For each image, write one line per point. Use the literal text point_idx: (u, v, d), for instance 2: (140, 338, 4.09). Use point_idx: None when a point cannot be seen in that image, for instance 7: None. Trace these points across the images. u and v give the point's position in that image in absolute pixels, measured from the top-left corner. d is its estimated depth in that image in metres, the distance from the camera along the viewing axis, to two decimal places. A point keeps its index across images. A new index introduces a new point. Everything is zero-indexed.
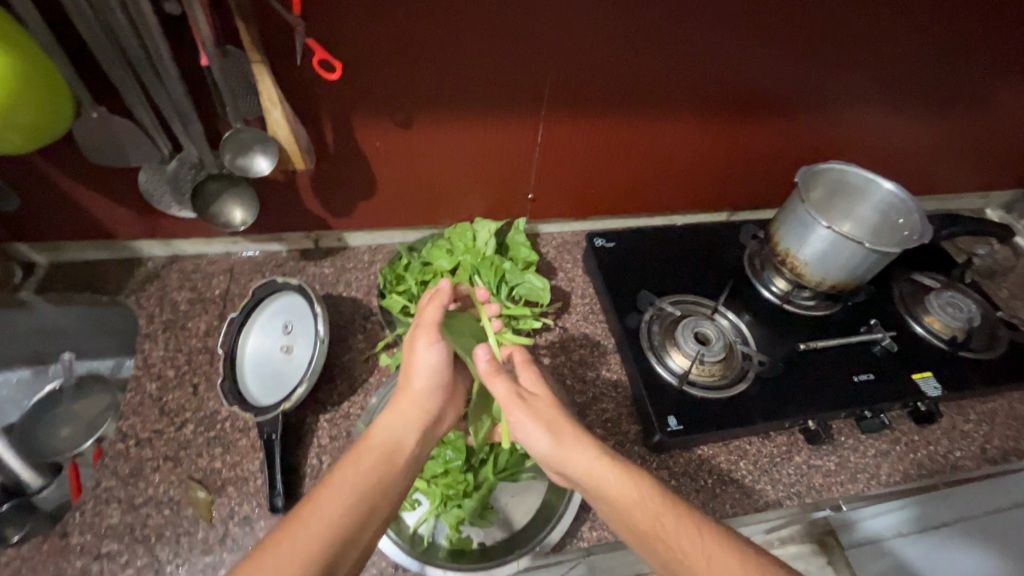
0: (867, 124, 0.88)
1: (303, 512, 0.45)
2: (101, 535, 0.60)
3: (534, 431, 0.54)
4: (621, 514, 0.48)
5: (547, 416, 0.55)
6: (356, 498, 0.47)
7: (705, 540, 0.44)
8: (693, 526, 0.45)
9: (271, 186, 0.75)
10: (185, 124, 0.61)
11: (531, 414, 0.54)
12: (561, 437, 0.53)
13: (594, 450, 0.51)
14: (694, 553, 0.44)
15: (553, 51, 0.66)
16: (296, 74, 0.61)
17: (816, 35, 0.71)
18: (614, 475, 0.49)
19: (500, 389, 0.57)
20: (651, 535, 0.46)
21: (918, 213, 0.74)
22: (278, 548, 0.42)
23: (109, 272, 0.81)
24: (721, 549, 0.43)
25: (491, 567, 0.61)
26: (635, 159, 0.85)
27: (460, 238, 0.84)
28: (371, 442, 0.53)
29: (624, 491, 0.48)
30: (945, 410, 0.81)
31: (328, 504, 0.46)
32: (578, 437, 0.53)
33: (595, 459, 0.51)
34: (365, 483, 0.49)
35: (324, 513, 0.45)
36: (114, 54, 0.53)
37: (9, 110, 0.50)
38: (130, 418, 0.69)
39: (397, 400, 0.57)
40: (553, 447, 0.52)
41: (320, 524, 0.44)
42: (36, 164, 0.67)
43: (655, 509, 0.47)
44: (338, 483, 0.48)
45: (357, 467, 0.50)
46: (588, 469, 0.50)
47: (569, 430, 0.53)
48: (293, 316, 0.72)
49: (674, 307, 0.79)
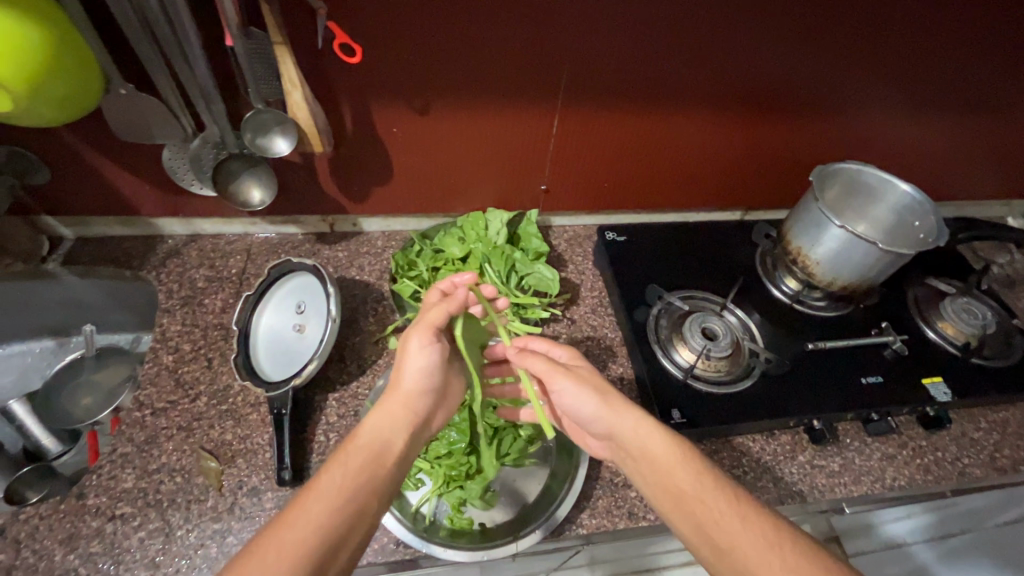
0: (888, 126, 0.87)
1: (289, 514, 0.44)
2: (116, 498, 0.62)
3: (580, 394, 0.57)
4: (663, 477, 0.50)
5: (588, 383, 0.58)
6: (344, 500, 0.46)
7: (737, 506, 0.47)
8: (728, 493, 0.48)
9: (290, 168, 0.77)
10: (208, 104, 0.63)
11: (573, 379, 0.58)
12: (607, 402, 0.56)
13: (637, 416, 0.54)
14: (727, 518, 0.46)
15: (572, 42, 0.66)
16: (318, 58, 0.63)
17: (839, 34, 0.71)
18: (658, 437, 0.52)
19: (537, 363, 0.60)
20: (687, 497, 0.48)
21: (934, 216, 0.73)
22: (263, 554, 0.41)
23: (132, 247, 0.84)
24: (751, 518, 0.46)
25: (490, 547, 0.61)
26: (649, 154, 0.85)
27: (473, 227, 0.85)
28: (360, 439, 0.51)
29: (670, 451, 0.51)
30: (955, 417, 0.80)
31: (312, 507, 0.45)
32: (624, 401, 0.55)
33: (640, 422, 0.54)
34: (353, 486, 0.47)
35: (310, 515, 0.44)
36: (142, 31, 0.54)
37: (41, 83, 0.52)
38: (147, 387, 0.71)
39: (387, 398, 0.55)
40: (602, 408, 0.55)
41: (306, 529, 0.43)
42: (66, 139, 0.69)
43: (696, 473, 0.49)
44: (325, 484, 0.47)
45: (344, 466, 0.48)
46: (634, 430, 0.53)
47: (615, 396, 0.56)
48: (306, 296, 0.73)
49: (682, 302, 0.80)
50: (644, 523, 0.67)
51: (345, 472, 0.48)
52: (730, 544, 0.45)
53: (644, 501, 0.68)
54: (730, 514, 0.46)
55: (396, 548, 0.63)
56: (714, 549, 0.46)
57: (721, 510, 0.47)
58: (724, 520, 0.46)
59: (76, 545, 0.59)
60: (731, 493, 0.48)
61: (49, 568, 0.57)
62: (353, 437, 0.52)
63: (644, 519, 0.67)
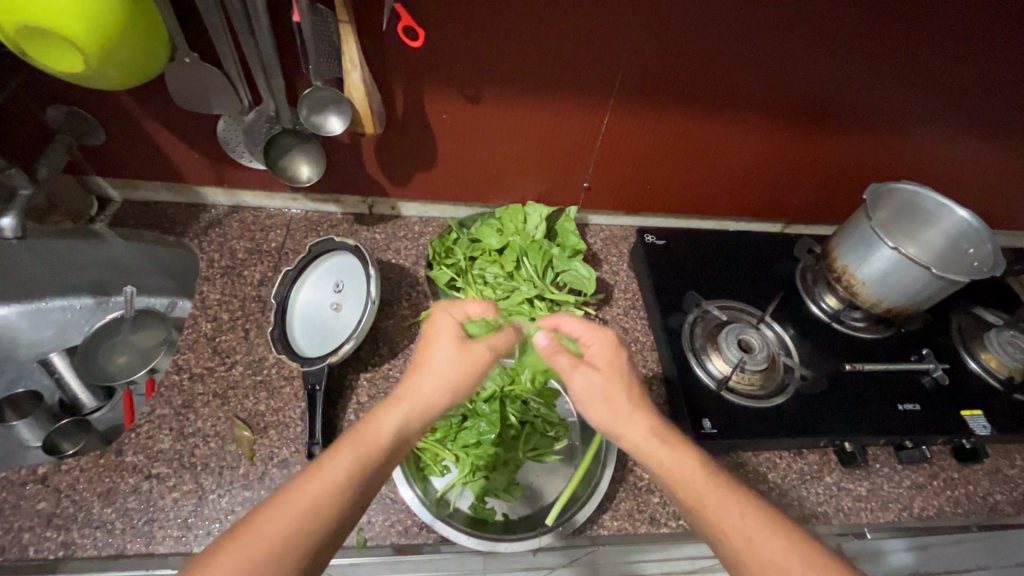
0: (944, 148, 0.85)
1: (280, 500, 0.42)
2: (153, 458, 0.64)
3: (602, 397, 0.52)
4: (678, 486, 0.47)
5: (603, 386, 0.53)
6: (343, 499, 0.43)
7: (749, 523, 0.44)
8: (738, 509, 0.45)
9: (338, 147, 0.77)
10: (268, 78, 0.63)
11: (595, 380, 0.53)
12: (616, 408, 0.51)
13: (650, 424, 0.50)
14: (738, 532, 0.44)
15: (632, 40, 0.65)
16: (379, 39, 0.63)
17: (908, 53, 0.69)
18: (666, 449, 0.49)
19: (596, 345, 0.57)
20: (693, 506, 0.46)
21: (991, 245, 0.72)
22: (246, 545, 0.39)
23: (177, 213, 0.86)
24: (757, 537, 0.43)
25: (498, 542, 0.60)
26: (697, 158, 0.84)
27: (512, 219, 0.84)
28: (374, 432, 0.47)
29: (675, 464, 0.48)
30: (990, 451, 0.78)
31: (304, 503, 0.42)
32: (638, 409, 0.51)
33: (647, 438, 0.49)
34: (351, 483, 0.43)
35: (301, 509, 0.41)
36: (212, 2, 0.55)
37: (111, 49, 0.53)
38: (186, 352, 0.73)
39: (405, 390, 0.50)
40: (612, 418, 0.51)
41: (297, 520, 0.41)
42: (125, 104, 0.70)
43: (701, 488, 0.46)
44: (324, 475, 0.43)
45: (348, 459, 0.44)
46: (641, 442, 0.49)
47: (627, 404, 0.51)
48: (345, 275, 0.74)
49: (720, 311, 0.79)
50: (666, 530, 0.67)
51: (347, 464, 0.44)
52: (739, 554, 0.43)
53: (667, 509, 0.68)
54: (748, 522, 0.44)
55: (419, 531, 0.64)
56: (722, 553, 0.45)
57: (728, 521, 0.44)
58: (734, 530, 0.44)
59: (113, 499, 0.61)
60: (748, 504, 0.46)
61: (87, 519, 0.59)
62: (363, 427, 0.47)
63: (665, 526, 0.67)
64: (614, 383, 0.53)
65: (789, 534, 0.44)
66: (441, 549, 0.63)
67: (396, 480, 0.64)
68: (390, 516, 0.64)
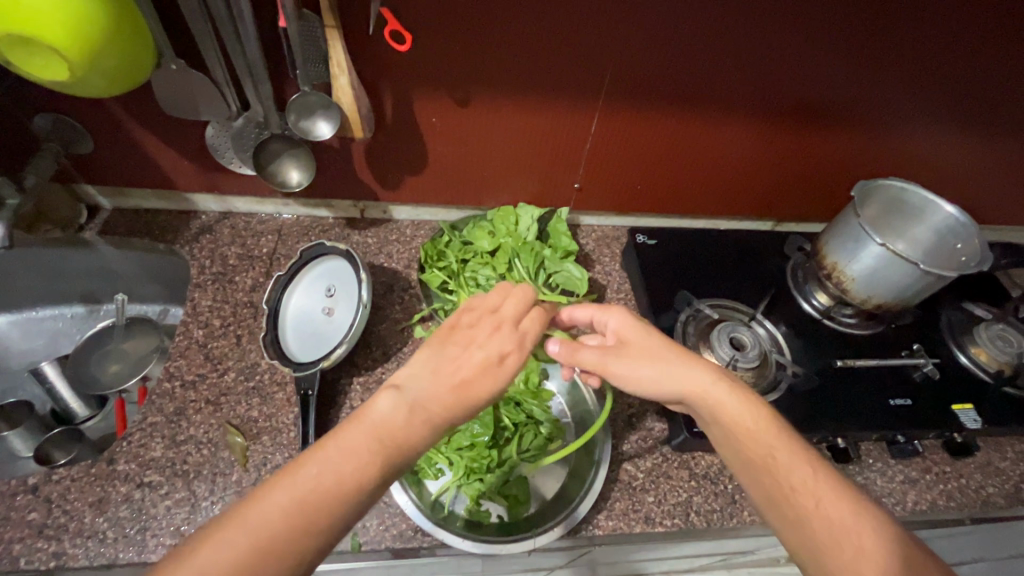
0: (930, 145, 0.86)
1: (284, 487, 0.37)
2: (145, 466, 0.64)
3: (651, 359, 0.52)
4: (749, 440, 0.47)
5: (652, 346, 0.54)
6: (352, 494, 0.38)
7: (821, 483, 0.44)
8: (809, 464, 0.45)
9: (328, 152, 0.77)
10: (256, 85, 0.63)
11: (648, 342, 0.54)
12: (674, 365, 0.51)
13: (707, 373, 0.51)
14: (805, 492, 0.44)
15: (618, 40, 0.65)
16: (367, 43, 0.63)
17: (893, 49, 0.69)
18: (729, 397, 0.49)
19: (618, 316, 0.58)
20: (761, 462, 0.46)
21: (978, 240, 0.72)
22: (244, 532, 0.35)
23: (167, 221, 0.85)
24: (832, 495, 0.43)
25: (497, 543, 0.60)
26: (686, 157, 0.85)
27: (503, 221, 0.85)
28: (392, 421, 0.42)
29: (743, 415, 0.48)
30: (981, 444, 0.78)
31: (306, 489, 0.37)
32: (696, 360, 0.52)
33: (709, 384, 0.50)
34: (363, 485, 0.39)
35: (304, 501, 0.37)
36: (197, 8, 0.55)
37: (97, 56, 0.53)
38: (177, 360, 0.73)
39: (437, 407, 0.43)
40: (670, 371, 0.51)
41: (300, 511, 0.37)
42: (112, 111, 0.70)
43: (771, 442, 0.47)
44: (336, 463, 0.39)
45: (360, 449, 0.40)
46: (703, 390, 0.50)
47: (680, 356, 0.52)
48: (336, 280, 0.73)
49: (711, 310, 0.79)
50: (660, 528, 0.67)
51: (364, 459, 0.39)
52: (807, 514, 0.43)
53: (662, 507, 0.68)
54: (818, 484, 0.44)
55: (414, 535, 0.63)
56: (785, 517, 0.44)
57: (801, 478, 0.44)
58: (804, 489, 0.44)
59: (105, 509, 0.60)
60: (818, 465, 0.46)
61: (79, 529, 0.59)
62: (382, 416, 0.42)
63: (660, 524, 0.67)
64: (658, 343, 0.54)
65: (858, 504, 0.43)
66: (436, 552, 0.63)
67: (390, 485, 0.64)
68: (385, 521, 0.64)
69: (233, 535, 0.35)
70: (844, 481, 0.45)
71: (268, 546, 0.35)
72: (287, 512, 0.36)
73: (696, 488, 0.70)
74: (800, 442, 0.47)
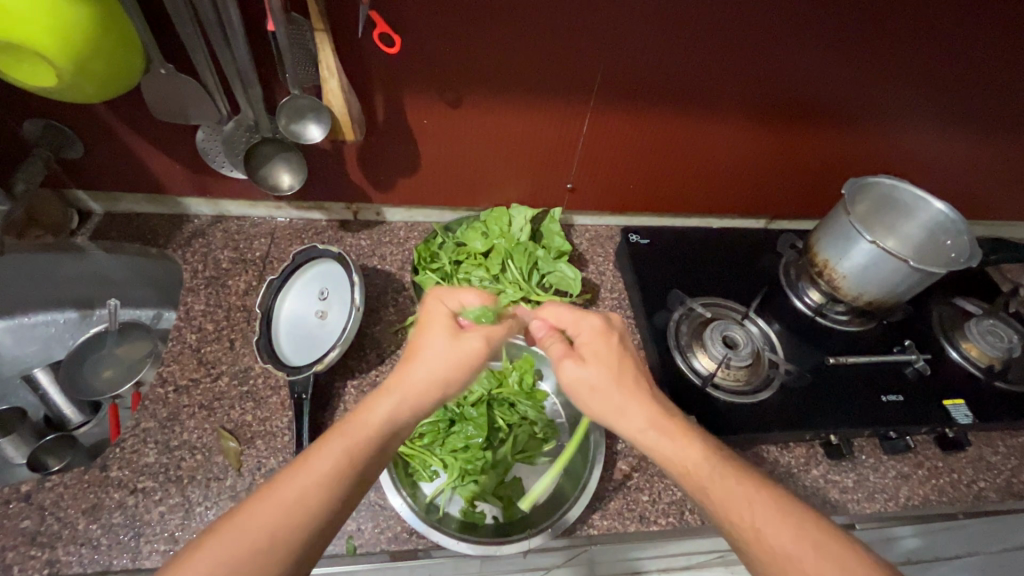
0: (919, 142, 0.86)
1: (268, 495, 0.42)
2: (138, 472, 0.63)
3: (594, 387, 0.52)
4: (693, 474, 0.47)
5: (597, 375, 0.52)
6: (329, 494, 0.43)
7: (765, 513, 0.44)
8: (752, 499, 0.45)
9: (319, 155, 0.77)
10: (246, 88, 0.63)
11: (599, 369, 0.53)
12: (613, 402, 0.51)
13: (647, 413, 0.50)
14: (750, 528, 0.44)
15: (605, 41, 0.65)
16: (356, 46, 0.63)
17: (879, 47, 0.70)
18: (665, 442, 0.49)
19: (590, 327, 0.56)
20: (703, 501, 0.47)
21: (967, 237, 0.73)
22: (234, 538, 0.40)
23: (159, 225, 0.85)
24: (775, 527, 0.43)
25: (488, 545, 0.60)
26: (677, 157, 0.85)
27: (496, 222, 0.84)
28: (362, 424, 0.46)
29: (679, 455, 0.48)
30: (973, 439, 0.79)
31: (290, 495, 0.42)
32: (642, 398, 0.51)
33: (643, 428, 0.50)
34: (338, 483, 0.43)
35: (288, 506, 0.41)
36: (185, 11, 0.54)
37: (83, 61, 0.52)
38: (170, 365, 0.72)
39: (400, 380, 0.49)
40: (608, 406, 0.51)
41: (284, 512, 0.41)
42: (101, 115, 0.69)
43: (713, 478, 0.47)
44: (312, 468, 0.43)
45: (336, 453, 0.44)
46: (636, 433, 0.50)
47: (624, 391, 0.52)
48: (329, 283, 0.73)
49: (704, 309, 0.80)
50: (655, 527, 0.67)
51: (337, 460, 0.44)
52: (756, 548, 0.43)
53: (656, 506, 0.68)
54: (763, 514, 0.44)
55: (409, 537, 0.63)
56: (742, 551, 0.45)
57: (747, 512, 0.44)
58: (754, 519, 0.44)
59: (98, 515, 0.60)
60: (755, 493, 0.45)
61: (72, 536, 0.59)
62: (352, 419, 0.47)
63: (655, 523, 0.67)
64: (614, 376, 0.52)
65: (801, 530, 0.43)
66: (432, 554, 0.63)
67: (384, 487, 0.64)
68: (380, 523, 0.64)
69: (222, 543, 0.40)
70: (792, 507, 0.45)
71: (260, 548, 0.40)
72: (274, 517, 0.41)
73: None
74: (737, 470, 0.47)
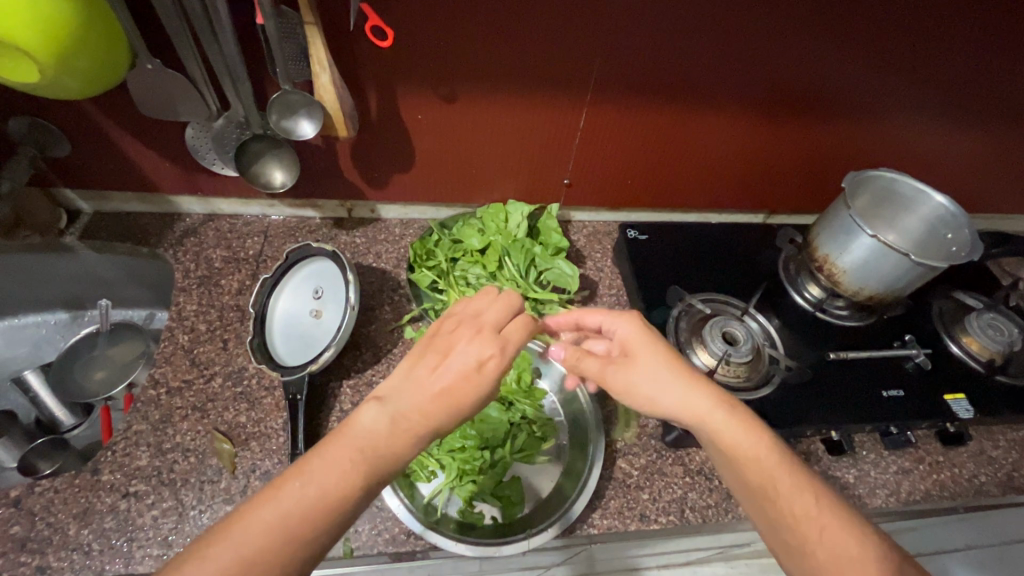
0: (920, 135, 0.85)
1: (272, 496, 0.38)
2: (131, 475, 0.62)
3: (652, 377, 0.52)
4: (744, 463, 0.47)
5: (650, 367, 0.53)
6: (331, 510, 0.38)
7: (821, 510, 0.44)
8: (811, 493, 0.44)
9: (312, 151, 0.76)
10: (235, 84, 0.62)
11: (649, 360, 0.53)
12: (676, 390, 0.51)
13: (707, 398, 0.50)
14: (809, 521, 0.43)
15: (603, 32, 0.64)
16: (349, 39, 0.61)
17: (879, 39, 0.69)
18: (730, 425, 0.48)
19: (625, 327, 0.57)
20: (762, 490, 0.46)
21: (968, 230, 0.72)
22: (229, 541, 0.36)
23: (150, 224, 0.83)
24: (836, 523, 0.43)
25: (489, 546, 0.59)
26: (676, 152, 0.84)
27: (493, 219, 0.84)
28: (377, 433, 0.42)
29: (742, 443, 0.47)
30: (974, 433, 0.78)
31: (294, 503, 0.38)
32: (698, 384, 0.51)
33: (709, 411, 0.49)
34: (346, 497, 0.39)
35: (287, 513, 0.37)
36: (172, 6, 0.53)
37: (65, 56, 0.51)
38: (162, 366, 0.71)
39: (419, 417, 0.43)
40: (666, 397, 0.51)
41: (286, 519, 0.37)
42: (88, 112, 0.68)
43: (771, 470, 0.46)
44: (317, 475, 0.39)
45: (345, 461, 0.40)
46: (703, 418, 0.49)
47: (682, 379, 0.52)
48: (324, 281, 0.72)
49: (704, 305, 0.79)
50: (656, 526, 0.66)
51: (347, 472, 0.40)
52: (810, 545, 0.42)
53: (657, 504, 0.68)
54: (819, 511, 0.44)
55: (407, 539, 0.62)
56: (787, 544, 0.44)
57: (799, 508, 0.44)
58: (803, 515, 0.44)
59: (90, 521, 0.59)
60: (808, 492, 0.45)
61: (63, 542, 0.58)
62: (364, 428, 0.42)
63: (655, 522, 0.66)
64: (660, 362, 0.53)
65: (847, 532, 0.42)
66: (431, 555, 0.62)
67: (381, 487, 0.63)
68: (377, 525, 0.63)
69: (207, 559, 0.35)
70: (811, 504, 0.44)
71: (254, 563, 0.36)
72: (266, 522, 0.37)
73: (691, 484, 0.70)
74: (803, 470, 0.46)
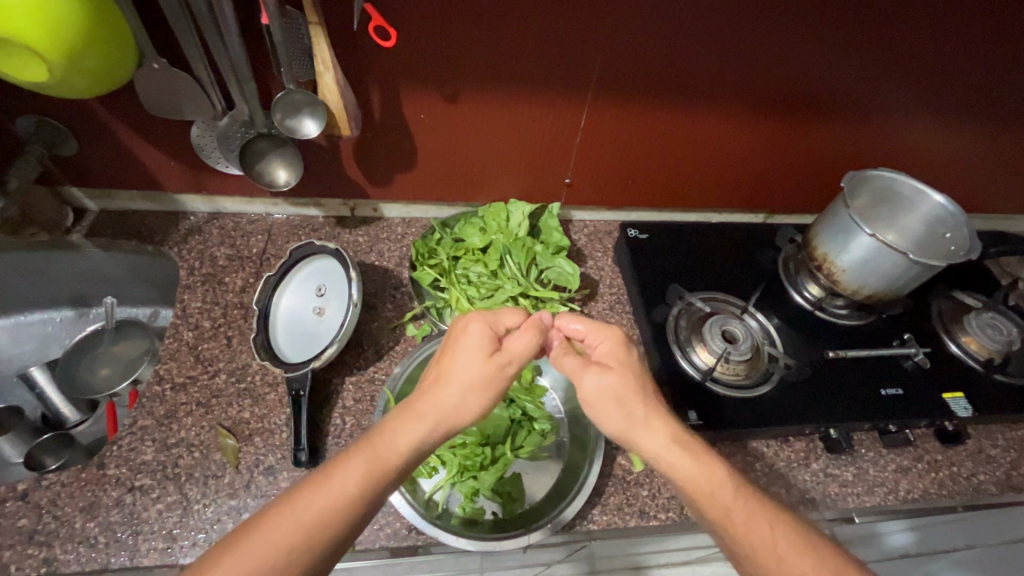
0: (919, 135, 0.86)
1: (292, 505, 0.42)
2: (136, 470, 0.63)
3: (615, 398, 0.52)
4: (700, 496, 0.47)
5: (615, 387, 0.52)
6: (342, 515, 0.42)
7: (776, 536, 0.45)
8: (767, 521, 0.46)
9: (316, 150, 0.77)
10: (241, 83, 0.62)
11: (616, 377, 0.53)
12: (637, 420, 0.51)
13: (669, 434, 0.50)
14: (767, 551, 0.44)
15: (604, 34, 0.65)
16: (352, 39, 0.62)
17: (878, 40, 0.69)
18: (685, 462, 0.49)
19: (603, 343, 0.57)
20: (719, 523, 0.46)
21: (966, 229, 0.72)
22: (251, 551, 0.39)
23: (155, 222, 0.84)
24: (794, 552, 0.44)
25: (487, 539, 0.60)
26: (677, 151, 0.85)
27: (494, 217, 0.84)
28: (390, 443, 0.46)
29: (697, 477, 0.48)
30: (973, 432, 0.79)
31: (310, 511, 0.41)
32: (661, 417, 0.51)
33: (667, 446, 0.49)
34: (356, 501, 0.43)
35: (304, 520, 0.41)
36: (179, 6, 0.54)
37: (73, 56, 0.52)
38: (168, 362, 0.72)
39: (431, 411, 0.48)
40: (626, 424, 0.51)
41: (304, 523, 0.41)
42: (96, 112, 0.69)
43: (727, 502, 0.47)
44: (333, 487, 0.43)
45: (358, 471, 0.44)
46: (658, 453, 0.49)
47: (645, 409, 0.51)
48: (327, 279, 0.73)
49: (703, 303, 0.79)
50: (655, 522, 0.67)
51: (357, 479, 0.43)
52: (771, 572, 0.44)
53: (656, 501, 0.68)
54: (779, 539, 0.45)
55: (408, 534, 0.63)
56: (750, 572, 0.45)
57: (756, 536, 0.45)
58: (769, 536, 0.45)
59: (96, 514, 0.60)
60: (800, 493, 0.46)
61: (70, 535, 0.58)
62: (379, 439, 0.46)
63: (654, 518, 0.67)
64: (629, 382, 0.53)
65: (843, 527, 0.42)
66: (432, 550, 0.62)
67: None
68: (378, 520, 0.63)
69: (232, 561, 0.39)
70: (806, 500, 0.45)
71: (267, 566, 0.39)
72: (285, 532, 0.40)
73: None
74: (756, 494, 0.48)
